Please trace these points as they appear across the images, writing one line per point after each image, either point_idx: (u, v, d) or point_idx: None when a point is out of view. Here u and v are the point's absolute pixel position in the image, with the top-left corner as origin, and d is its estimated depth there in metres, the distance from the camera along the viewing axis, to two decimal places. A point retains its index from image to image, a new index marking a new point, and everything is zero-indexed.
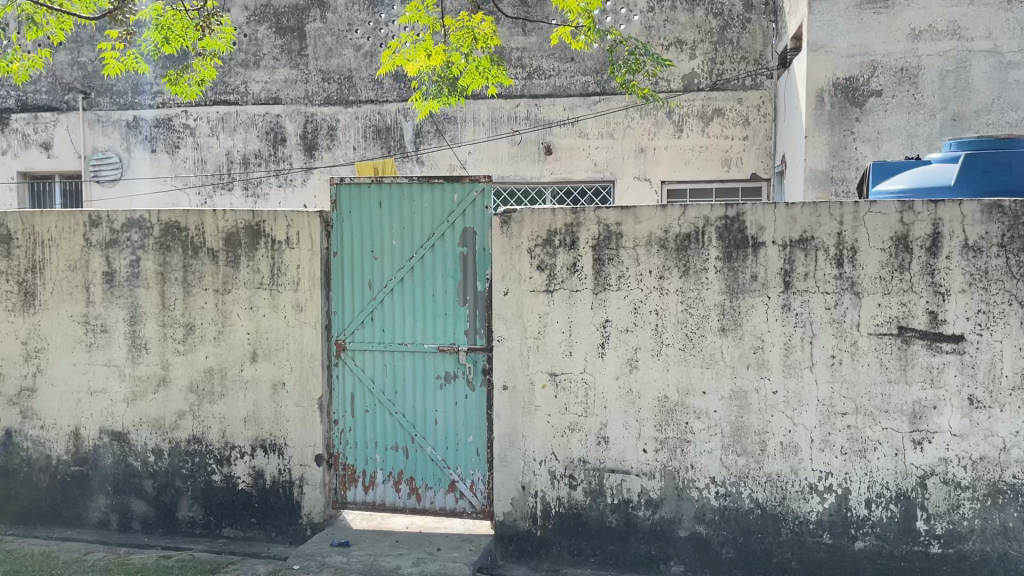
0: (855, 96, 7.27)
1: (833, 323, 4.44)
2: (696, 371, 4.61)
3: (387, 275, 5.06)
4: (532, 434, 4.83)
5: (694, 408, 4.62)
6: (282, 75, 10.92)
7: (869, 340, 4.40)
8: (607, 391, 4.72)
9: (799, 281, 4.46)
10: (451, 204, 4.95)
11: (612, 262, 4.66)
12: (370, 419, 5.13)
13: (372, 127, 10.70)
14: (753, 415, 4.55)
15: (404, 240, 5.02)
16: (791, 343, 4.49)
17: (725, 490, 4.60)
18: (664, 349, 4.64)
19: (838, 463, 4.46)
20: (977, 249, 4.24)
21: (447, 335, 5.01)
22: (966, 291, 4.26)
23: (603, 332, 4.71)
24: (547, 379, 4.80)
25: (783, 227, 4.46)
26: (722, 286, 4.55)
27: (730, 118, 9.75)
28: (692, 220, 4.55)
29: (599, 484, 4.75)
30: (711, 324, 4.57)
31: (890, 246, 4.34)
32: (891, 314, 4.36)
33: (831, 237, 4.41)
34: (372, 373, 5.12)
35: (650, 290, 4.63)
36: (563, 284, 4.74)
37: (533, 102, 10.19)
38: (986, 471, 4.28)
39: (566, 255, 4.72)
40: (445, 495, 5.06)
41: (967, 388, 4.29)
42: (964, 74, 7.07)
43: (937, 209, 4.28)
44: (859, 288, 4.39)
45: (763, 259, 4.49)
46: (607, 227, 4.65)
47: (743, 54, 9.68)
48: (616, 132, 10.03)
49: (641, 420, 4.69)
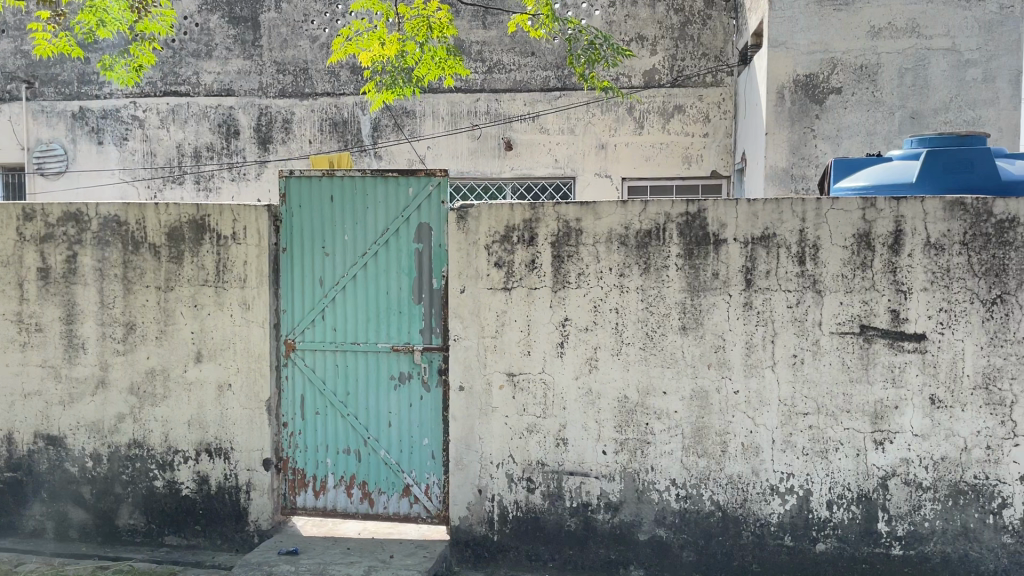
0: (815, 93, 7.24)
1: (795, 322, 4.36)
2: (656, 371, 4.50)
3: (339, 272, 4.88)
4: (489, 436, 4.68)
5: (654, 409, 4.51)
6: (235, 66, 10.63)
7: (831, 339, 4.33)
8: (566, 391, 4.60)
9: (761, 278, 4.38)
10: (406, 198, 4.78)
11: (571, 259, 4.54)
12: (321, 422, 4.95)
13: (328, 120, 10.46)
14: (714, 416, 4.46)
15: (357, 235, 4.84)
16: (752, 342, 4.41)
17: (686, 492, 4.50)
18: (624, 349, 4.53)
19: (800, 464, 4.39)
20: (938, 247, 4.19)
21: (401, 334, 4.84)
22: (928, 289, 4.21)
23: (561, 331, 4.58)
24: (504, 379, 4.66)
25: (745, 224, 4.37)
26: (683, 283, 4.44)
27: (691, 115, 9.70)
28: (653, 216, 4.44)
29: (557, 487, 4.63)
30: (672, 323, 4.47)
31: (852, 243, 4.28)
32: (853, 312, 4.30)
33: (793, 234, 4.33)
34: (323, 374, 4.93)
35: (610, 287, 4.51)
36: (521, 281, 4.60)
37: (493, 97, 10.03)
38: (947, 472, 4.23)
39: (524, 251, 4.58)
40: (399, 500, 4.90)
41: (928, 387, 4.24)
42: (923, 73, 7.07)
43: (899, 206, 4.22)
44: (821, 286, 4.32)
45: (724, 257, 4.40)
46: (567, 223, 4.53)
47: (704, 51, 9.62)
48: (577, 127, 9.92)
49: (601, 421, 4.57)
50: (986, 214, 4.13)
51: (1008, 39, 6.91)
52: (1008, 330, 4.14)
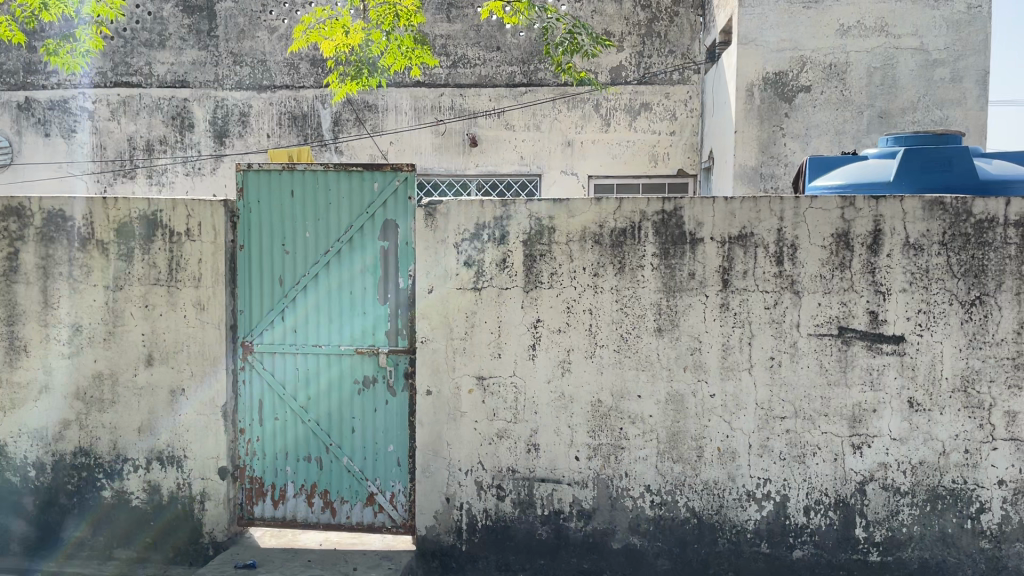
0: (784, 92, 7.17)
1: (772, 324, 4.25)
2: (631, 374, 4.36)
3: (300, 271, 4.66)
4: (457, 442, 4.50)
5: (629, 413, 4.37)
6: (189, 56, 10.28)
7: (809, 341, 4.23)
8: (538, 395, 4.44)
9: (738, 279, 4.26)
10: (370, 194, 4.58)
11: (543, 258, 4.38)
12: (280, 428, 4.73)
13: (287, 114, 10.17)
14: (689, 420, 4.33)
15: (319, 233, 4.63)
16: (729, 344, 4.28)
17: (661, 498, 4.37)
18: (597, 351, 4.38)
19: (777, 469, 4.28)
20: (918, 248, 4.11)
21: (366, 336, 4.63)
22: (907, 290, 4.13)
23: (533, 333, 4.42)
24: (473, 383, 4.48)
25: (722, 223, 4.25)
26: (659, 284, 4.31)
27: (658, 112, 9.60)
28: (628, 214, 4.30)
29: (528, 495, 4.47)
30: (647, 324, 4.33)
31: (830, 243, 4.18)
32: (831, 314, 4.20)
33: (771, 233, 4.22)
34: (282, 378, 4.71)
35: (583, 287, 4.36)
36: (491, 281, 4.43)
37: (457, 92, 9.83)
38: (925, 476, 4.16)
39: (494, 250, 4.41)
40: (362, 509, 4.69)
41: (906, 390, 4.16)
42: (891, 72, 7.05)
43: (879, 205, 4.13)
44: (799, 287, 4.22)
45: (701, 257, 4.27)
46: (539, 221, 4.37)
47: (671, 48, 9.53)
48: (543, 124, 9.76)
49: (574, 426, 4.42)
50: (965, 214, 4.06)
51: (976, 39, 6.89)
52: (987, 332, 4.07)
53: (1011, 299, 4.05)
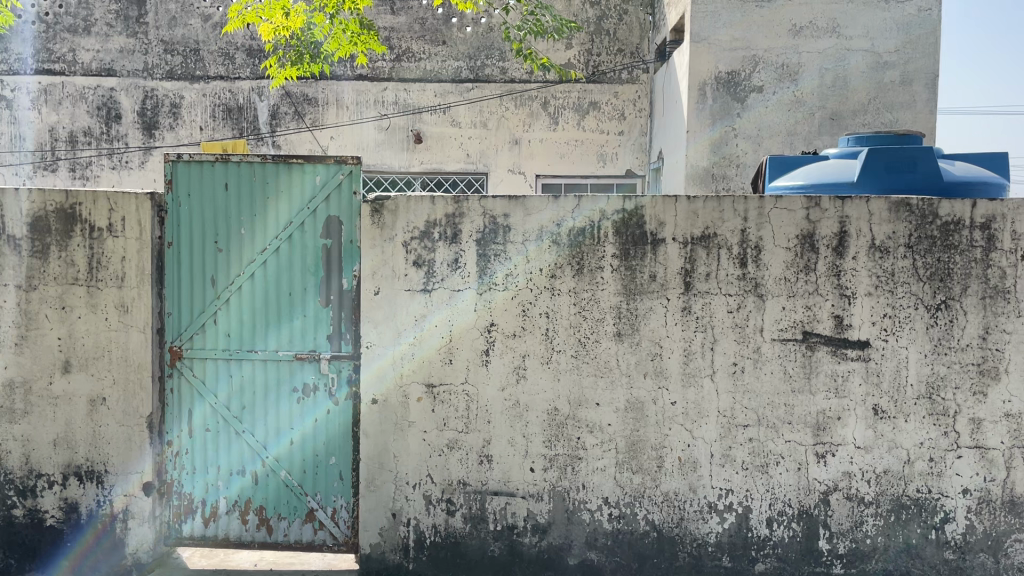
0: (736, 91, 7.07)
1: (735, 328, 4.08)
2: (589, 381, 4.15)
3: (235, 271, 4.33)
4: (404, 454, 4.23)
5: (587, 421, 4.16)
6: (117, 44, 9.74)
7: (773, 346, 4.07)
8: (491, 403, 4.19)
9: (700, 281, 4.07)
10: (312, 188, 4.27)
11: (498, 259, 4.14)
12: (212, 440, 4.39)
13: (221, 106, 9.72)
14: (649, 429, 4.14)
15: (255, 230, 4.30)
16: (691, 350, 4.10)
17: (619, 511, 4.17)
18: (554, 357, 4.15)
19: (740, 480, 4.11)
20: (883, 250, 3.99)
21: (306, 341, 4.32)
22: (872, 294, 4.01)
23: (486, 337, 4.18)
24: (421, 390, 4.22)
25: (685, 222, 4.06)
26: (619, 286, 4.11)
27: (606, 111, 9.45)
28: (587, 213, 4.09)
29: (480, 509, 4.22)
30: (606, 329, 4.13)
31: (795, 245, 4.03)
32: (796, 318, 4.05)
33: (735, 234, 4.05)
34: (214, 386, 4.37)
35: (539, 290, 4.14)
36: (442, 282, 4.18)
37: (401, 86, 9.53)
38: (889, 486, 4.04)
39: (446, 249, 4.17)
40: (301, 526, 4.38)
41: (871, 397, 4.04)
42: (843, 73, 7.00)
43: (844, 206, 3.99)
44: (763, 290, 4.06)
45: (663, 258, 4.08)
46: (493, 219, 4.13)
47: (619, 46, 9.37)
48: (490, 121, 9.52)
49: (529, 435, 4.18)
50: (931, 216, 3.95)
51: (925, 43, 6.90)
52: (952, 338, 3.98)
53: (977, 303, 3.95)
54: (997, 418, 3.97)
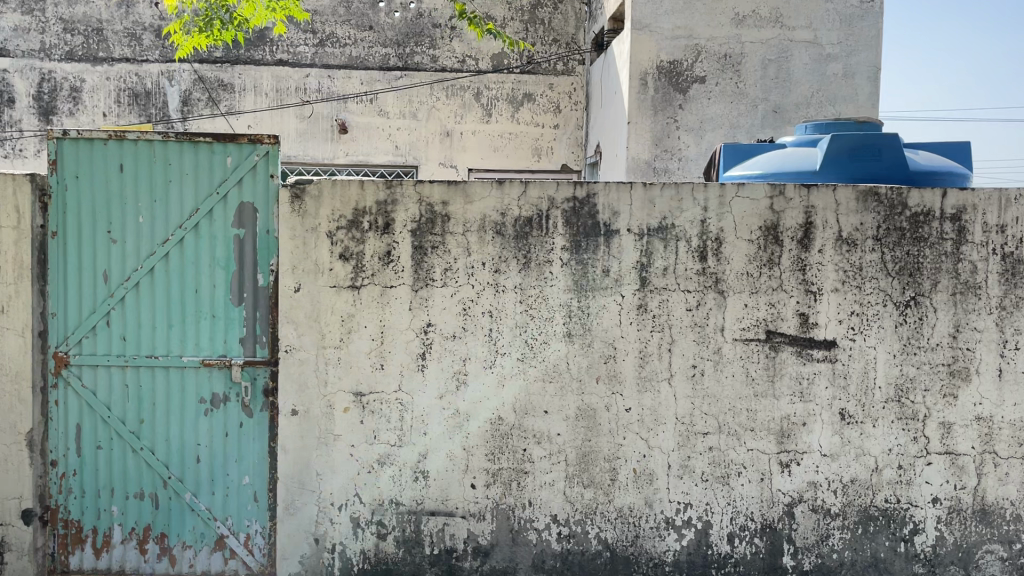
0: (678, 82, 6.78)
1: (694, 328, 3.74)
2: (536, 387, 3.75)
3: (131, 264, 3.78)
4: (329, 472, 3.79)
5: (533, 431, 3.77)
6: (8, 21, 8.89)
7: (735, 347, 3.74)
8: (427, 413, 3.77)
9: (657, 277, 3.73)
10: (222, 170, 3.77)
11: (435, 252, 3.73)
12: (104, 459, 3.84)
13: (127, 91, 8.99)
14: (602, 439, 3.76)
15: (156, 218, 3.77)
16: (647, 351, 3.74)
17: (569, 530, 3.79)
18: (497, 361, 3.75)
19: (699, 493, 3.78)
20: (851, 243, 3.72)
21: (215, 345, 3.81)
22: (840, 290, 3.72)
23: (422, 339, 3.75)
24: (349, 400, 3.77)
25: (640, 212, 3.71)
26: (569, 282, 3.73)
27: (541, 104, 9.09)
28: (534, 201, 3.71)
29: (415, 531, 3.80)
30: (554, 329, 3.75)
31: (758, 237, 3.71)
32: (758, 316, 3.73)
33: (694, 225, 3.72)
34: (107, 398, 3.81)
35: (481, 286, 3.73)
36: (373, 278, 3.74)
37: (325, 73, 8.98)
38: (856, 496, 3.77)
39: (377, 240, 3.73)
40: (209, 556, 3.86)
41: (838, 401, 3.75)
42: (785, 65, 6.80)
43: (810, 195, 3.70)
44: (725, 286, 3.73)
45: (616, 251, 3.72)
46: (430, 208, 3.71)
47: (555, 36, 9.00)
48: (419, 112, 9.06)
49: (469, 448, 3.77)
50: (901, 206, 3.70)
51: (868, 35, 6.76)
52: (921, 337, 3.73)
53: (947, 301, 3.72)
54: (968, 422, 3.75)
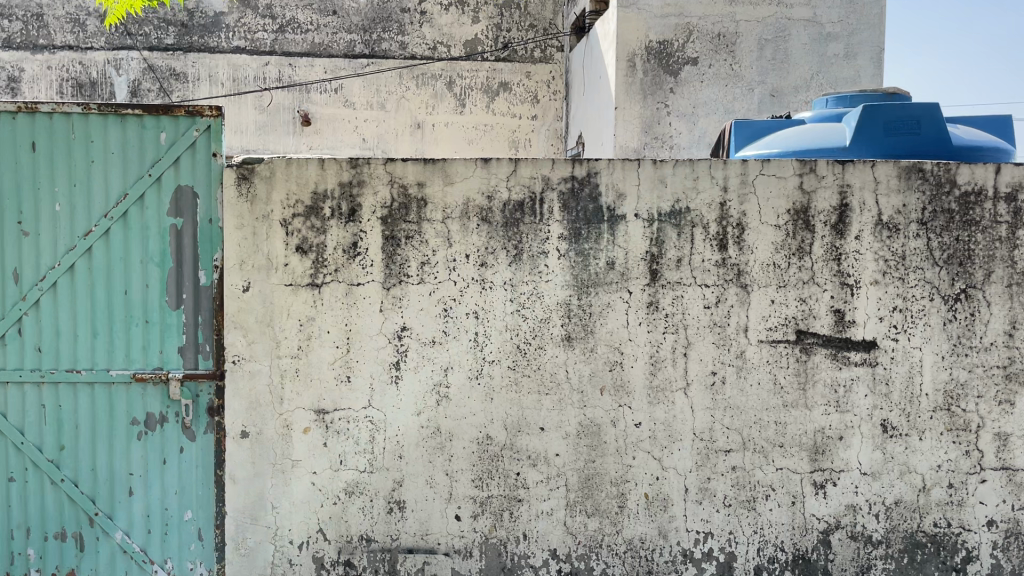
0: (669, 64, 6.26)
1: (714, 328, 3.21)
2: (530, 401, 3.20)
3: (47, 261, 3.17)
4: (287, 505, 3.20)
5: (527, 452, 3.21)
6: None
7: (760, 350, 3.22)
8: (402, 433, 3.20)
9: (670, 269, 3.19)
10: (155, 148, 3.18)
11: (410, 243, 3.17)
12: (18, 493, 3.22)
13: (70, 81, 8.27)
14: (608, 459, 3.22)
15: (76, 206, 3.17)
16: (659, 356, 3.21)
17: (570, 567, 3.24)
18: (484, 370, 3.19)
19: (721, 520, 3.25)
20: (892, 227, 3.22)
21: (149, 356, 3.21)
22: (880, 282, 3.22)
23: (395, 346, 3.18)
24: (309, 419, 3.19)
25: (649, 194, 3.18)
26: (568, 277, 3.19)
27: (518, 93, 8.54)
28: (526, 181, 3.17)
29: (389, 572, 3.23)
30: (551, 332, 3.20)
31: (786, 222, 3.20)
32: (787, 314, 3.22)
33: (712, 208, 3.19)
34: (20, 420, 3.20)
35: (465, 282, 3.18)
36: (336, 274, 3.16)
37: (286, 61, 8.36)
38: (901, 520, 3.27)
39: (340, 230, 3.15)
40: None
41: (879, 411, 3.25)
42: (783, 45, 6.31)
43: (844, 172, 3.20)
44: (748, 279, 3.20)
45: (622, 240, 3.19)
46: (403, 190, 3.15)
47: (531, 22, 8.45)
48: (388, 102, 8.47)
49: (452, 473, 3.21)
50: (948, 184, 3.21)
51: (869, 13, 6.30)
52: (973, 335, 3.24)
53: (1002, 293, 3.23)
54: None
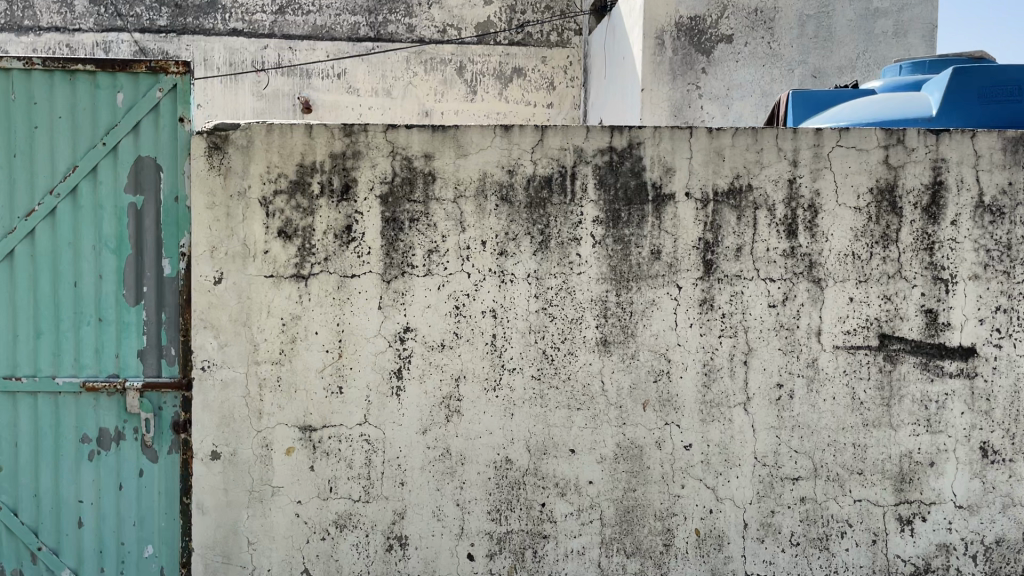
0: (701, 41, 5.70)
1: (781, 331, 2.66)
2: (559, 417, 2.66)
3: None
4: (266, 541, 2.67)
5: (555, 479, 2.67)
6: None
7: (836, 359, 2.67)
8: (405, 455, 2.66)
9: (729, 260, 2.65)
10: (111, 112, 2.66)
11: (415, 227, 2.63)
12: None
13: None
14: (651, 488, 2.67)
15: (17, 180, 2.65)
16: (714, 365, 2.67)
17: None
18: (504, 381, 2.66)
19: (787, 562, 2.70)
20: (996, 211, 2.67)
21: (103, 361, 2.68)
22: (981, 277, 2.67)
23: (397, 351, 2.65)
24: (293, 437, 2.65)
25: (703, 169, 2.64)
26: (605, 269, 2.65)
27: (533, 80, 7.97)
28: (555, 153, 2.64)
29: None
30: (584, 335, 2.66)
31: (867, 203, 2.66)
32: (868, 314, 2.67)
33: (779, 187, 2.65)
34: None
35: (481, 274, 2.64)
36: (326, 264, 2.63)
37: (285, 45, 7.80)
38: (1004, 564, 2.72)
39: (332, 211, 2.62)
40: None
41: (979, 432, 2.69)
42: (826, 22, 5.75)
43: (939, 144, 2.66)
44: (822, 273, 2.66)
45: (670, 224, 2.65)
46: (407, 163, 2.62)
47: (548, 3, 7.89)
48: (394, 89, 7.91)
49: (464, 504, 2.67)
50: None
51: None
52: None
53: None
54: None
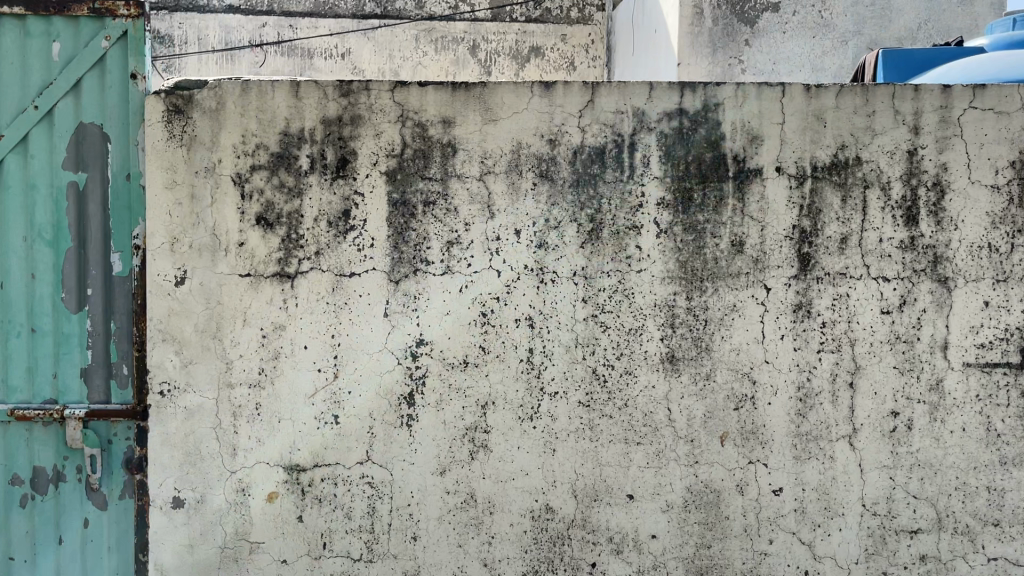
0: (745, 10, 4.76)
1: (897, 345, 2.09)
2: (612, 454, 2.10)
3: None
4: None
5: (608, 534, 2.11)
6: None
7: (967, 380, 2.10)
8: (419, 502, 2.10)
9: (833, 253, 2.08)
10: (45, 67, 2.10)
11: (431, 212, 2.07)
12: None
13: None
14: (730, 544, 2.11)
15: None
16: (812, 389, 2.09)
17: None
18: (544, 408, 2.09)
19: None
20: None
21: (37, 382, 2.13)
22: None
23: (407, 370, 2.08)
24: (276, 480, 2.09)
25: (799, 137, 2.07)
26: (674, 265, 2.07)
27: (551, 60, 6.93)
28: (610, 118, 2.06)
29: None
30: (645, 351, 2.08)
31: (1008, 181, 2.08)
32: (1008, 323, 2.09)
33: (896, 160, 2.07)
34: None
35: (515, 273, 2.08)
36: (318, 259, 2.06)
37: (286, 21, 6.65)
38: None
39: (325, 192, 2.06)
40: None
41: None
42: None
43: None
44: (949, 270, 2.08)
45: (757, 207, 2.07)
46: (419, 131, 2.06)
47: None
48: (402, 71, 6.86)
49: (494, 565, 2.11)
50: None
51: None
52: None
53: None
54: None
